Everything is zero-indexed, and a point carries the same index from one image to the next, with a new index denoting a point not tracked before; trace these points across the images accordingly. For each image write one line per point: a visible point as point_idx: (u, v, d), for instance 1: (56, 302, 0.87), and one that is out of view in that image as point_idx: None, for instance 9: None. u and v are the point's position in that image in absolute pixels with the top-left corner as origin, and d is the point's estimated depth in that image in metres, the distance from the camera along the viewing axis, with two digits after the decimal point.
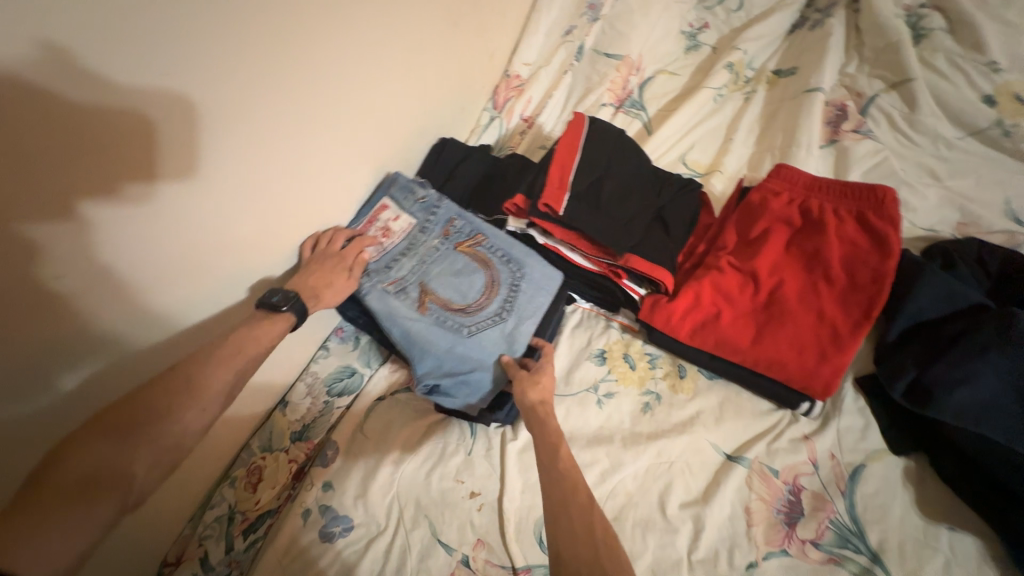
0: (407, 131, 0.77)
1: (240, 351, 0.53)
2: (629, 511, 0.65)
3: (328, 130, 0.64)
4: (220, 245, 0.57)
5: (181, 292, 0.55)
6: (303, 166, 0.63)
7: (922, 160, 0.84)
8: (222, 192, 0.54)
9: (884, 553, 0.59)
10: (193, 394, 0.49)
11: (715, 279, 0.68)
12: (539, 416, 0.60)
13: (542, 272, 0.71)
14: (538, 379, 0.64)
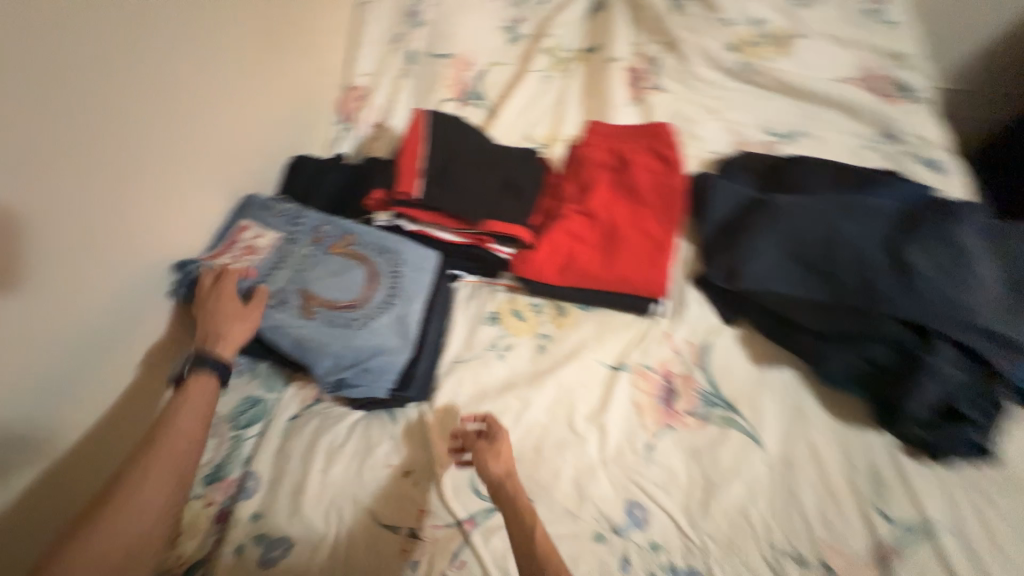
0: (241, 167, 0.87)
1: (179, 442, 0.59)
2: (546, 438, 0.74)
3: (159, 195, 0.73)
4: (83, 322, 0.65)
5: (48, 372, 0.62)
6: (145, 228, 0.71)
7: (701, 100, 1.10)
8: (69, 277, 0.62)
9: (737, 401, 0.76)
10: (142, 494, 0.55)
11: (562, 225, 0.80)
12: (507, 491, 0.63)
13: (419, 255, 0.77)
14: (498, 451, 0.67)
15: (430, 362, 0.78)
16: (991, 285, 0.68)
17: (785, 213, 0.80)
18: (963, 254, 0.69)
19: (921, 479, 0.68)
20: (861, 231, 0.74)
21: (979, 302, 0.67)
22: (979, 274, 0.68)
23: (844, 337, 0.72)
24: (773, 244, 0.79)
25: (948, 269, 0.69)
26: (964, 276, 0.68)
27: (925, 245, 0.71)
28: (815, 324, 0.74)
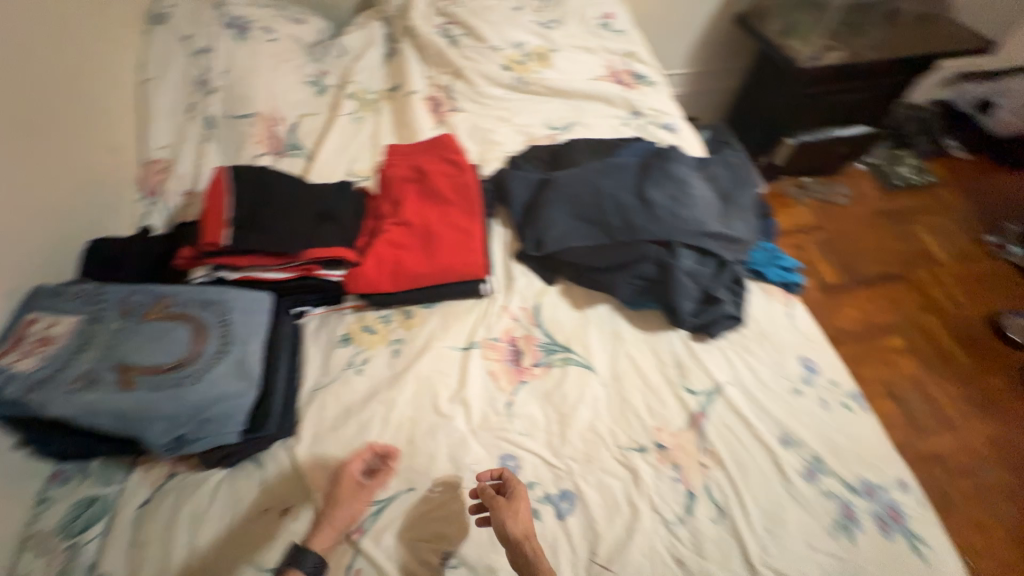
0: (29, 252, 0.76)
1: None
2: (416, 429, 0.79)
3: None
4: None
5: None
6: None
7: (493, 113, 1.30)
8: None
9: (569, 343, 0.91)
10: None
11: (383, 238, 0.88)
12: (529, 549, 0.66)
13: (246, 299, 0.78)
14: (517, 510, 0.68)
15: (286, 397, 0.79)
16: (704, 200, 0.93)
17: (562, 184, 0.98)
18: (681, 183, 0.93)
19: (706, 355, 0.89)
20: (615, 184, 0.95)
21: (698, 213, 0.90)
22: (693, 194, 0.92)
23: (625, 265, 0.90)
24: (560, 210, 0.96)
25: (675, 196, 0.91)
26: (684, 198, 0.91)
27: (656, 183, 0.93)
28: (603, 262, 0.91)
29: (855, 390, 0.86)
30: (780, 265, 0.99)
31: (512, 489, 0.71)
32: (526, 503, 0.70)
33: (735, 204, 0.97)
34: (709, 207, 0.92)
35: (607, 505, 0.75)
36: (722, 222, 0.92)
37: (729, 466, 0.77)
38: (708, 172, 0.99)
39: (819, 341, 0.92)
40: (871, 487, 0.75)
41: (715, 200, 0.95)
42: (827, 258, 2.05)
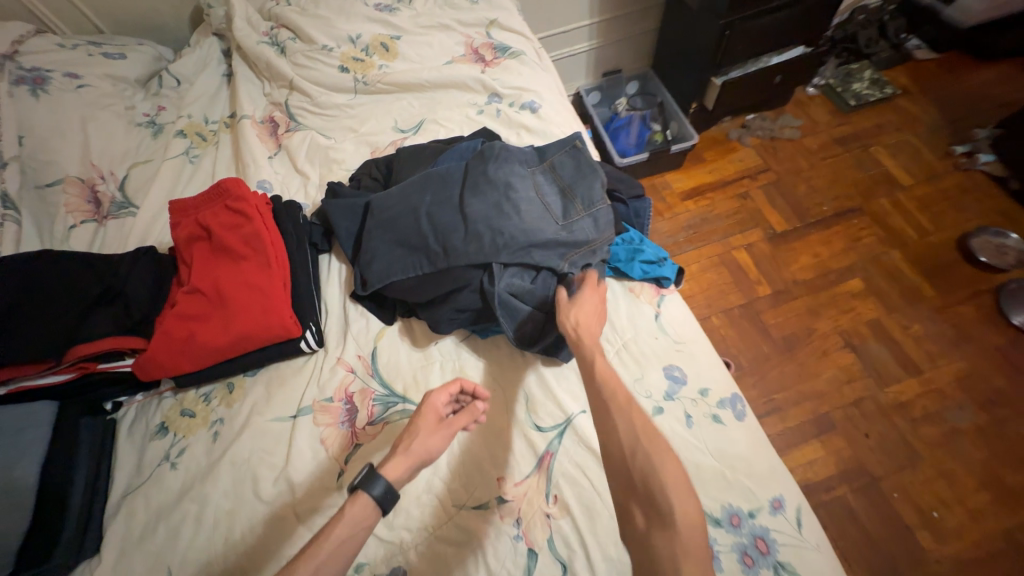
0: None
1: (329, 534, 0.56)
2: (234, 523, 0.72)
3: None
4: None
5: None
6: None
7: (337, 126, 1.15)
8: None
9: (408, 392, 0.80)
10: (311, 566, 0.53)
11: (172, 315, 0.78)
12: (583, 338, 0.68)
13: (14, 415, 0.71)
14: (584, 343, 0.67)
15: (85, 511, 0.72)
16: (534, 205, 0.81)
17: (379, 207, 0.86)
18: (505, 188, 0.81)
19: (558, 382, 0.78)
20: (433, 200, 0.83)
21: (523, 222, 0.78)
22: (519, 200, 0.80)
23: (448, 295, 0.80)
24: (378, 238, 0.84)
25: (497, 205, 0.79)
26: (506, 206, 0.79)
27: (475, 192, 0.81)
28: (426, 294, 0.81)
29: (728, 397, 0.75)
30: (644, 256, 0.86)
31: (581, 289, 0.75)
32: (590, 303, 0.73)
33: (577, 198, 0.83)
34: (540, 212, 0.80)
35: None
36: (558, 227, 0.80)
37: (576, 513, 0.69)
38: (546, 166, 0.86)
39: (691, 343, 0.80)
40: (736, 516, 0.66)
41: (551, 200, 0.83)
42: (776, 203, 1.87)
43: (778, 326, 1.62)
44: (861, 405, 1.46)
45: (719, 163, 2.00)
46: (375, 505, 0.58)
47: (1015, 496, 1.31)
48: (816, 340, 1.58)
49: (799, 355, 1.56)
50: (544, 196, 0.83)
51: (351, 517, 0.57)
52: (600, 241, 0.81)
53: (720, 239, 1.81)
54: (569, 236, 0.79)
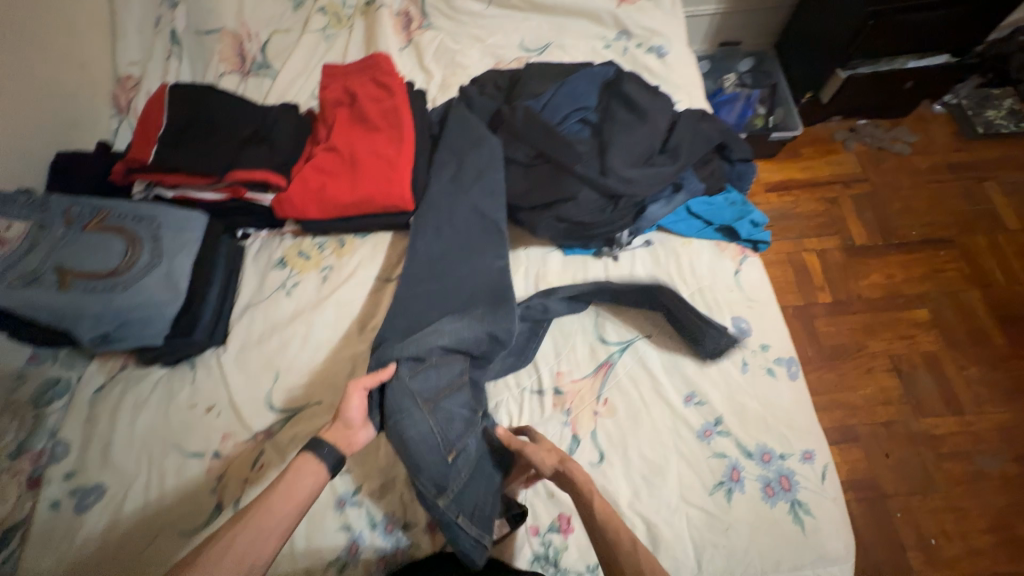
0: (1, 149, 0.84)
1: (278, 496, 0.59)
2: (332, 350, 0.84)
3: None
4: None
5: None
6: None
7: (466, 32, 1.19)
8: None
9: None
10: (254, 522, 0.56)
11: (311, 165, 0.87)
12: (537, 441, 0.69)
13: (177, 216, 0.83)
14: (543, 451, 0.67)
15: (218, 309, 0.86)
16: (447, 381, 0.74)
17: (494, 173, 0.87)
18: (627, 155, 0.82)
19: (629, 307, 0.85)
20: (491, 254, 0.83)
21: (637, 170, 0.82)
22: (438, 365, 0.74)
23: (551, 204, 0.84)
24: (448, 221, 0.85)
25: (619, 164, 0.81)
26: (632, 153, 0.82)
27: (607, 200, 0.82)
28: (528, 201, 0.85)
29: (786, 357, 0.80)
30: (743, 219, 0.88)
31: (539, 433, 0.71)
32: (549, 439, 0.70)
33: (687, 184, 0.86)
34: (429, 389, 0.72)
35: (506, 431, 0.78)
36: (420, 413, 0.69)
37: (622, 416, 0.77)
38: (493, 328, 0.77)
39: (762, 303, 0.84)
40: (768, 454, 0.73)
41: (464, 398, 0.74)
42: (863, 216, 1.80)
43: (830, 335, 1.62)
44: (890, 427, 1.48)
45: (814, 162, 1.92)
46: (324, 466, 0.63)
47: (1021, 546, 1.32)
48: (864, 357, 1.58)
49: (841, 366, 1.57)
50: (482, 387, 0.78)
51: (300, 470, 0.62)
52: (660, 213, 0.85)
53: (794, 238, 1.78)
54: (420, 428, 0.68)
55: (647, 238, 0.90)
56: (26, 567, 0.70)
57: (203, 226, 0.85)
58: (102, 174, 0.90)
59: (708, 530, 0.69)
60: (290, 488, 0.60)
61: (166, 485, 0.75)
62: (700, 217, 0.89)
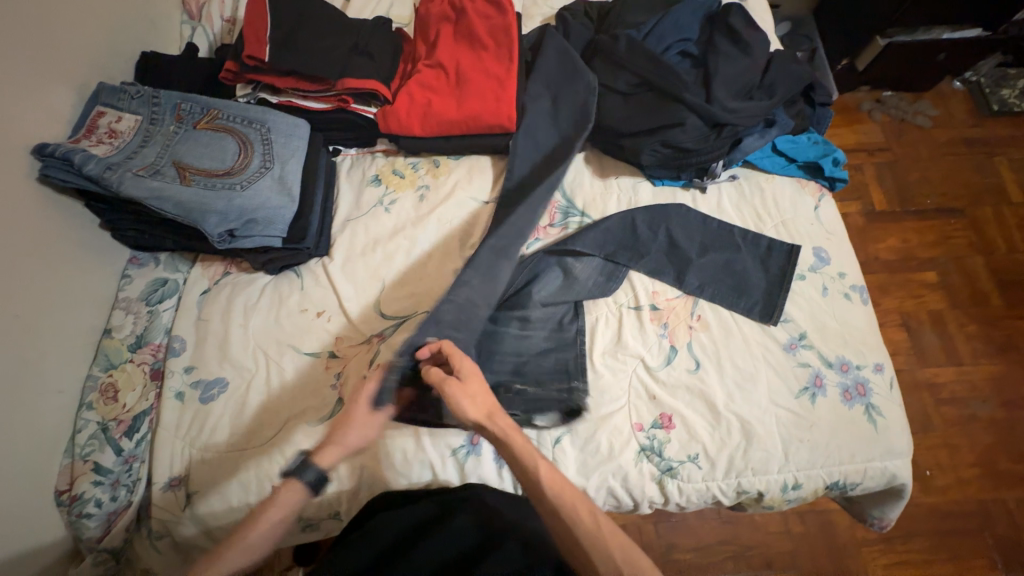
0: (103, 45, 0.81)
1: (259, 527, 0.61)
2: (435, 263, 0.87)
3: (32, 103, 0.70)
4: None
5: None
6: (30, 136, 0.69)
7: None
8: None
9: (588, 209, 0.92)
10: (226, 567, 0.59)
11: (417, 79, 0.88)
12: (499, 426, 0.63)
13: (287, 123, 0.83)
14: (474, 396, 0.63)
15: (321, 220, 0.87)
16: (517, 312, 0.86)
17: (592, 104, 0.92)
18: (727, 87, 0.87)
19: (718, 234, 0.90)
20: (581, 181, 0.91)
21: (737, 102, 0.86)
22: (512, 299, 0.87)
23: (655, 130, 0.88)
24: (539, 154, 0.92)
25: (720, 97, 0.86)
26: (732, 85, 0.87)
27: (710, 126, 0.86)
28: (631, 127, 0.89)
29: (860, 284, 0.87)
30: (827, 156, 0.93)
31: (459, 367, 0.66)
32: (477, 377, 0.66)
33: (779, 120, 0.90)
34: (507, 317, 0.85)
35: (610, 342, 0.83)
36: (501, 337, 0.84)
37: (714, 330, 0.83)
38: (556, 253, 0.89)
39: (839, 236, 0.91)
40: (846, 365, 0.81)
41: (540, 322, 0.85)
42: (883, 183, 1.89)
43: None
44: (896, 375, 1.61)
45: (840, 131, 1.99)
46: (305, 488, 0.64)
47: (1004, 478, 1.48)
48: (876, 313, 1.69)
49: None
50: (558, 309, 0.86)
51: (282, 505, 0.62)
52: (756, 143, 0.88)
53: None
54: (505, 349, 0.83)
55: (733, 172, 0.94)
56: (159, 450, 0.72)
57: (306, 135, 0.85)
58: (193, 78, 0.88)
59: (795, 426, 0.77)
60: (269, 521, 0.62)
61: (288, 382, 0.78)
62: (784, 155, 0.95)
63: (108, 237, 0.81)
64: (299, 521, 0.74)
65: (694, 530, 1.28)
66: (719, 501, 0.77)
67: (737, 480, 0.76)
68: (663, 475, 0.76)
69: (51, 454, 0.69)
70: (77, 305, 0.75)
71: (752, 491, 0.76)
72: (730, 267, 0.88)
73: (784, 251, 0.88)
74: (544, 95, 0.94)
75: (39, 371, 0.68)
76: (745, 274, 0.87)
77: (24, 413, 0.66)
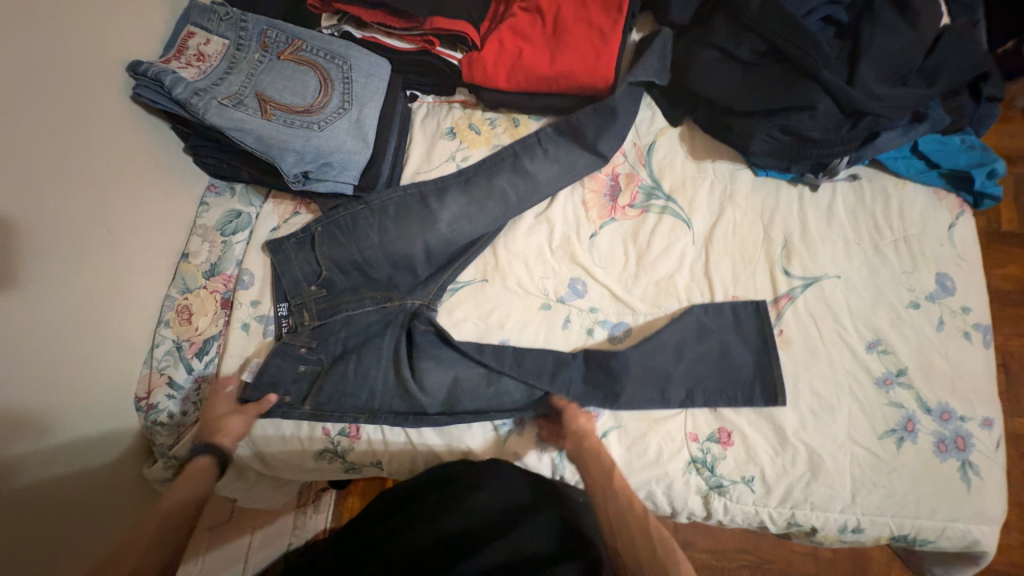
0: None
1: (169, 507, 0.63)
2: (500, 232, 0.83)
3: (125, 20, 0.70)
4: (101, 135, 0.68)
5: (98, 182, 0.68)
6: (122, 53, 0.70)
7: None
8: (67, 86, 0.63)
9: (674, 193, 0.84)
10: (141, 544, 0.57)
11: (510, 25, 0.80)
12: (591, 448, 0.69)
13: (369, 62, 0.79)
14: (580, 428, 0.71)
15: (392, 169, 0.84)
16: (507, 309, 0.80)
17: (699, 73, 0.80)
18: (876, 67, 0.72)
19: (822, 241, 0.79)
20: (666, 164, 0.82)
21: (884, 89, 0.72)
22: (509, 293, 0.81)
23: (774, 111, 0.76)
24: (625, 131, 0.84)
25: (862, 79, 0.72)
26: (880, 67, 0.72)
27: (839, 114, 0.74)
28: (747, 104, 0.77)
29: (985, 325, 0.75)
30: (982, 167, 0.77)
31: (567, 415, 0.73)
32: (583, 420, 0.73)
33: (933, 114, 0.75)
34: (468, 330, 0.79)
35: None
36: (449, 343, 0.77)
37: (798, 349, 0.75)
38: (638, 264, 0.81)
39: (972, 264, 0.77)
40: (948, 413, 0.71)
41: (537, 320, 0.79)
42: (1022, 199, 1.55)
43: None
44: None
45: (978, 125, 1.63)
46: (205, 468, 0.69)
47: None
48: None
49: None
50: (529, 358, 0.75)
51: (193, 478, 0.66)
52: (893, 139, 0.75)
53: None
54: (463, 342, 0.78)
55: (854, 171, 0.81)
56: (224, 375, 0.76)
57: (388, 77, 0.81)
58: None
59: (871, 469, 0.70)
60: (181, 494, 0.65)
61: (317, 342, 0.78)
62: (925, 158, 0.80)
63: (191, 164, 0.83)
64: (343, 464, 0.77)
65: (715, 535, 1.26)
66: (766, 527, 0.73)
67: (792, 511, 0.71)
68: (711, 491, 0.71)
69: (134, 362, 0.74)
70: (161, 227, 0.78)
71: (806, 525, 0.71)
72: (721, 355, 0.76)
73: (897, 275, 0.76)
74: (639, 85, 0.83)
75: (125, 286, 0.72)
76: (787, 304, 0.77)
77: (110, 322, 0.71)
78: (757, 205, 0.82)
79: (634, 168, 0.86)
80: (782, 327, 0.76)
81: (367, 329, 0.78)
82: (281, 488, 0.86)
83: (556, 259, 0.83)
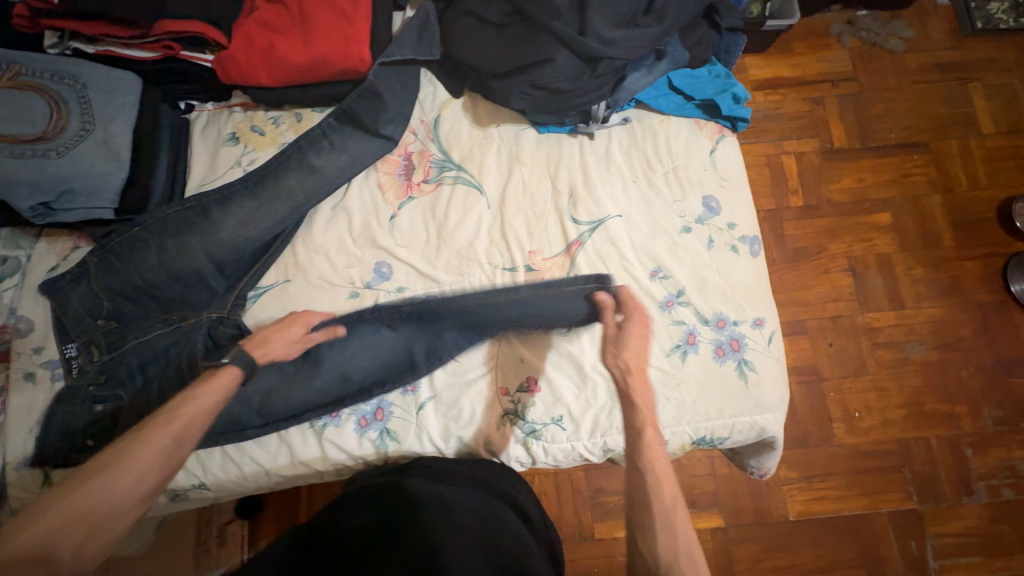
0: None
1: (177, 418, 0.61)
2: (299, 230, 0.83)
3: None
4: None
5: None
6: None
7: None
8: None
9: (464, 161, 0.86)
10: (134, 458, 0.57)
11: (258, 18, 0.78)
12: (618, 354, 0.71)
13: (106, 78, 0.75)
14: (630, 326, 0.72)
15: (170, 186, 0.81)
16: (315, 304, 0.79)
17: (459, 43, 0.82)
18: (606, 13, 0.76)
19: (602, 185, 0.83)
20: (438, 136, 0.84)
21: (617, 33, 0.76)
22: (318, 287, 0.80)
23: (526, 68, 0.79)
24: (402, 113, 0.84)
25: (593, 27, 0.76)
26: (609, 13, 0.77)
27: (583, 63, 0.78)
28: (503, 65, 0.79)
29: (750, 236, 0.82)
30: (725, 94, 0.84)
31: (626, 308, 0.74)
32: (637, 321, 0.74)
33: (670, 51, 0.82)
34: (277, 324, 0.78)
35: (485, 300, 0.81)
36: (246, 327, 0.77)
37: None
38: (439, 237, 0.83)
39: (734, 182, 0.84)
40: (723, 321, 0.78)
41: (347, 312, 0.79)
42: (846, 117, 1.60)
43: (793, 238, 1.51)
44: (837, 321, 1.45)
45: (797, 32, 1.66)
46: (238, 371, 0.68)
47: (929, 418, 1.40)
48: (822, 258, 1.49)
49: (799, 267, 1.49)
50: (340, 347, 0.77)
51: (222, 383, 0.66)
52: (638, 80, 0.81)
53: (774, 140, 1.57)
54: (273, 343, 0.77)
55: (624, 115, 0.86)
56: (13, 432, 0.71)
57: (137, 90, 0.77)
58: None
59: (662, 385, 0.76)
60: (197, 405, 0.63)
61: (108, 377, 0.73)
62: (681, 92, 0.86)
63: None
64: (167, 493, 0.74)
65: None
66: (588, 459, 0.78)
67: (603, 439, 0.76)
68: (527, 437, 0.75)
69: None
70: None
71: (618, 449, 0.76)
72: None
73: (669, 206, 0.82)
74: (408, 64, 0.85)
75: None
76: (577, 250, 0.81)
77: None
78: (546, 159, 0.85)
79: (424, 144, 0.86)
80: (575, 273, 0.80)
81: (165, 350, 0.75)
82: (136, 527, 0.81)
83: (358, 246, 0.83)
